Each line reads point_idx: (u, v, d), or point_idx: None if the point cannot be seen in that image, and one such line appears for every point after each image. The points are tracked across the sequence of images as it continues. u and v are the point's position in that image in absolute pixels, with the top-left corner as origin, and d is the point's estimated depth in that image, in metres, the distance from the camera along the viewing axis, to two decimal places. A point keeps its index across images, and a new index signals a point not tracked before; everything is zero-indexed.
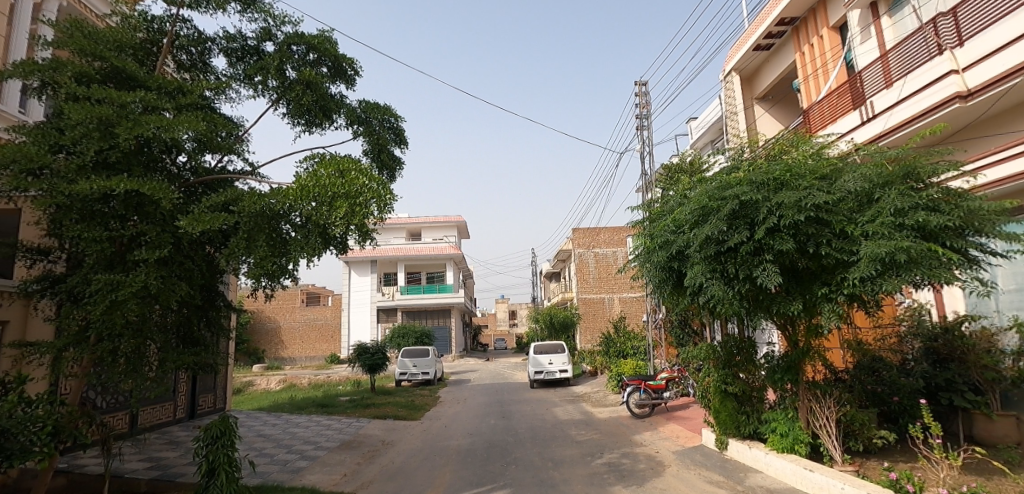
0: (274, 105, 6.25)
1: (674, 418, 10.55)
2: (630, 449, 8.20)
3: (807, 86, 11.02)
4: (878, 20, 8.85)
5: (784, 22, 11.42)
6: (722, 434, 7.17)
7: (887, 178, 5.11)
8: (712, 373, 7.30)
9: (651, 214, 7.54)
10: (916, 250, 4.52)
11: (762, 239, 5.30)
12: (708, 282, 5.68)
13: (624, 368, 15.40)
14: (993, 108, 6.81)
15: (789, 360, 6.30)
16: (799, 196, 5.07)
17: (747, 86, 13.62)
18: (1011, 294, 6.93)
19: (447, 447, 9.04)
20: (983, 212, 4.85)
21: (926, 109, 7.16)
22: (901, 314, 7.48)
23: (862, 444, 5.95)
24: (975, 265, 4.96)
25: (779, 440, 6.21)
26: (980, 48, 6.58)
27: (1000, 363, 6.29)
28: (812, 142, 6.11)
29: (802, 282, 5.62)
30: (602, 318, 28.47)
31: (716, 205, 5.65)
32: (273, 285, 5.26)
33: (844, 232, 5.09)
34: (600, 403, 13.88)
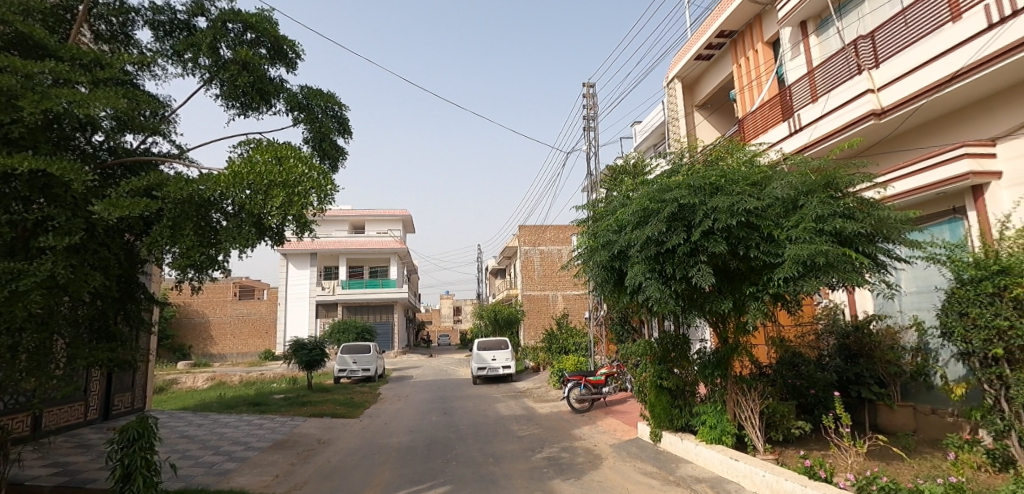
0: (204, 85, 5.89)
1: (612, 412, 10.89)
2: (569, 443, 8.36)
3: (742, 96, 11.62)
4: (807, 38, 9.47)
5: (724, 35, 11.97)
6: (656, 426, 7.46)
7: (810, 186, 5.47)
8: (648, 368, 7.56)
9: (596, 213, 7.72)
10: (833, 254, 4.87)
11: (698, 241, 5.54)
12: (646, 282, 5.88)
13: (566, 364, 15.68)
14: (902, 126, 7.45)
15: (719, 356, 6.64)
16: (732, 201, 5.34)
17: (688, 94, 14.19)
18: (913, 295, 7.62)
19: (387, 445, 8.86)
20: (891, 220, 5.32)
21: (846, 124, 7.73)
22: (819, 314, 8.05)
23: (781, 434, 6.37)
24: (883, 269, 5.41)
25: (708, 431, 6.53)
26: (893, 70, 7.18)
27: (901, 358, 6.92)
28: (746, 150, 6.44)
29: (732, 282, 5.93)
30: (546, 315, 28.86)
31: (656, 207, 5.85)
32: (201, 276, 4.98)
33: (771, 236, 5.43)
34: (542, 398, 14.08)
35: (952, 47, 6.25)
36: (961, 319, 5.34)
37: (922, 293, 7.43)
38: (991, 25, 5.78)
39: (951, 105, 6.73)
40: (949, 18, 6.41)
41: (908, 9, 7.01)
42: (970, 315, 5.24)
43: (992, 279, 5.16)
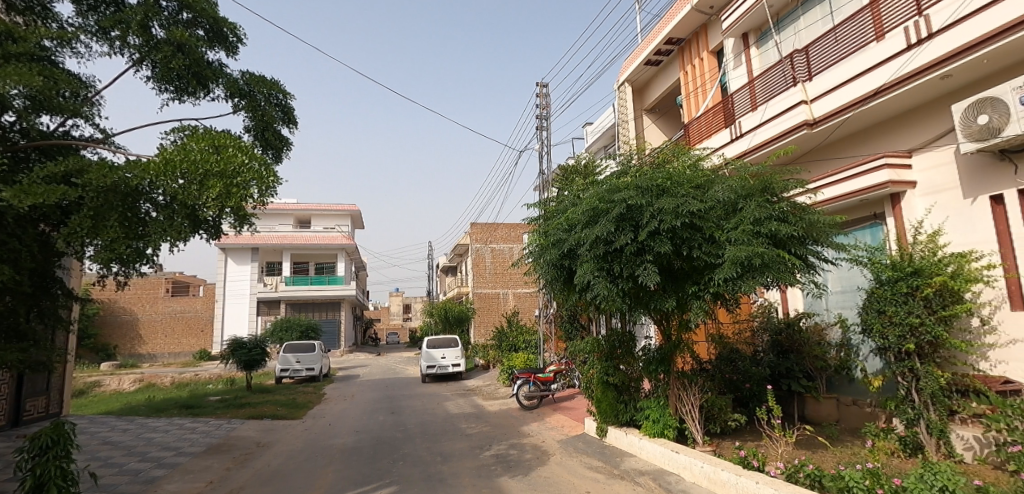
0: (134, 66, 5.50)
1: (560, 409, 11.04)
2: (517, 440, 8.42)
3: (688, 102, 12.07)
4: (748, 49, 9.93)
5: (673, 42, 12.36)
6: (602, 422, 7.63)
7: (749, 190, 5.74)
8: (595, 365, 7.72)
9: (547, 212, 7.80)
10: (768, 255, 5.13)
11: (644, 241, 5.70)
12: (595, 280, 6.00)
13: (516, 362, 15.76)
14: (831, 136, 7.96)
15: (663, 353, 6.81)
16: (677, 203, 5.52)
17: (637, 97, 14.57)
18: (838, 295, 8.14)
19: (330, 446, 8.61)
20: (820, 224, 5.67)
21: (781, 132, 8.18)
22: (755, 311, 8.48)
23: (719, 426, 6.70)
24: (813, 270, 5.76)
25: (652, 425, 6.74)
26: (824, 83, 7.65)
27: (827, 353, 7.40)
28: (691, 154, 6.68)
29: (676, 281, 6.14)
30: (496, 313, 28.88)
31: (605, 207, 5.96)
32: (127, 271, 4.65)
33: (712, 237, 5.66)
34: (491, 396, 14.10)
35: (876, 65, 6.73)
36: (879, 316, 5.78)
37: (846, 292, 7.97)
38: (909, 46, 6.26)
39: (873, 118, 7.25)
40: (874, 37, 6.90)
41: (839, 27, 7.49)
42: (887, 312, 5.66)
43: (906, 280, 5.61)
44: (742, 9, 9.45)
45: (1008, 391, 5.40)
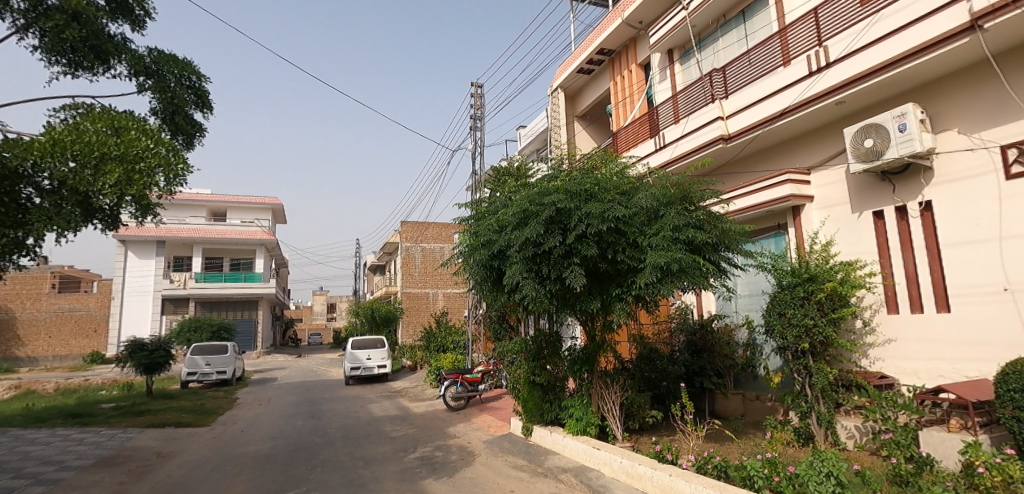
0: (17, 33, 4.89)
1: (487, 409, 11.08)
2: (443, 442, 8.35)
3: (617, 111, 12.55)
4: (672, 65, 10.50)
5: (603, 53, 12.79)
6: (528, 421, 7.74)
7: (669, 198, 6.06)
8: (522, 365, 7.81)
9: (478, 213, 7.81)
10: (685, 261, 5.45)
11: (572, 244, 5.86)
12: (523, 281, 6.09)
13: (443, 362, 15.62)
14: (743, 151, 8.59)
15: (587, 352, 7.07)
16: (604, 208, 5.71)
17: (570, 103, 14.94)
18: (746, 298, 8.77)
19: (242, 454, 8.08)
20: (732, 233, 6.10)
21: (700, 145, 8.72)
22: (673, 313, 8.95)
23: (637, 423, 7.05)
24: (724, 275, 6.17)
25: (575, 424, 6.92)
26: (738, 101, 8.23)
27: (735, 352, 7.96)
28: (617, 162, 6.93)
29: (601, 284, 6.35)
30: (425, 313, 28.48)
31: (536, 210, 6.07)
32: (2, 263, 4.11)
33: (635, 242, 5.91)
34: (418, 398, 13.88)
35: (783, 88, 7.34)
36: (780, 318, 6.30)
37: (752, 296, 8.61)
38: (811, 73, 6.89)
39: (779, 137, 7.91)
40: (782, 62, 7.52)
41: (752, 51, 8.09)
42: (787, 314, 6.20)
43: (802, 285, 6.19)
44: (668, 26, 9.97)
45: (883, 385, 6.09)
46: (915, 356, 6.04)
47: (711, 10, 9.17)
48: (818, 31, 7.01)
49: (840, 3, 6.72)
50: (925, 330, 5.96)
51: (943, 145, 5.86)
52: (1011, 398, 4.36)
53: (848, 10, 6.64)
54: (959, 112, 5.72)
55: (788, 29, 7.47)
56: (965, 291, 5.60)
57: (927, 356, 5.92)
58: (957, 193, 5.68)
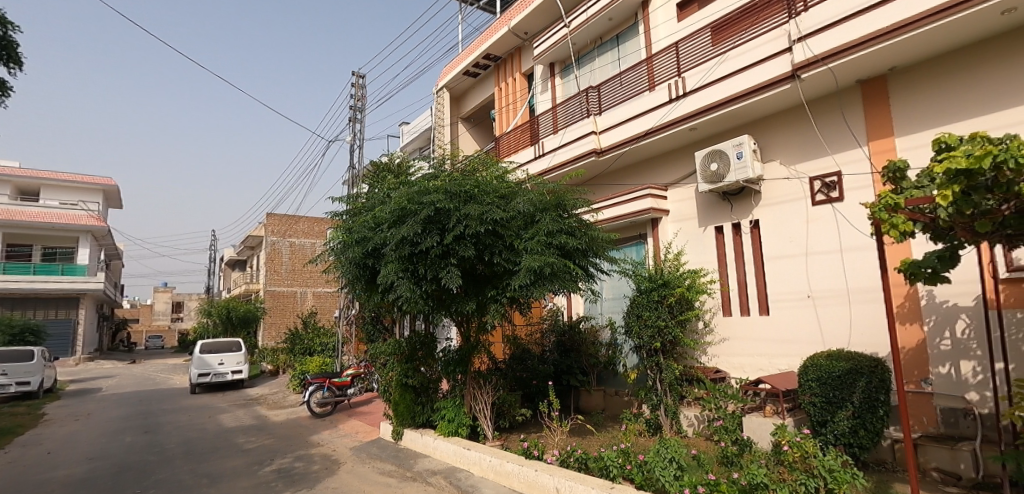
0: None
1: (356, 414, 10.58)
2: (304, 451, 7.80)
3: (500, 116, 12.83)
4: (553, 78, 11.00)
5: (489, 58, 12.98)
6: (399, 425, 7.55)
7: (545, 204, 6.33)
8: (395, 367, 7.59)
9: (354, 208, 7.47)
10: (556, 265, 5.72)
11: (449, 244, 5.84)
12: (398, 281, 5.93)
13: (309, 366, 14.62)
14: (612, 166, 9.27)
15: (462, 354, 7.09)
16: (482, 210, 5.78)
17: (455, 104, 14.93)
18: (610, 301, 9.43)
19: (47, 481, 6.76)
20: (600, 240, 6.56)
21: (575, 156, 9.24)
22: (545, 315, 9.34)
23: (508, 421, 7.24)
24: (591, 279, 6.60)
25: (446, 425, 6.88)
26: (610, 119, 8.88)
27: (598, 351, 8.54)
28: (498, 166, 7.06)
29: (477, 285, 6.42)
30: (291, 314, 26.42)
31: (414, 208, 5.96)
32: None
33: (512, 245, 6.06)
34: (277, 405, 12.79)
35: (648, 110, 8.06)
36: (638, 319, 6.92)
37: (615, 299, 9.29)
38: (671, 100, 7.66)
39: (643, 155, 8.66)
40: (647, 87, 8.28)
41: (623, 73, 8.79)
42: (643, 316, 6.84)
43: (657, 290, 6.89)
44: (550, 41, 10.41)
45: (718, 378, 6.97)
46: (742, 353, 7.00)
47: (590, 31, 9.77)
48: (678, 63, 7.83)
49: (697, 42, 7.59)
50: (750, 330, 6.92)
51: (770, 173, 6.87)
52: (809, 386, 5.25)
53: (703, 48, 7.52)
54: (783, 146, 6.76)
55: (654, 58, 8.24)
56: (781, 297, 6.62)
57: (751, 353, 6.89)
58: (778, 214, 6.72)
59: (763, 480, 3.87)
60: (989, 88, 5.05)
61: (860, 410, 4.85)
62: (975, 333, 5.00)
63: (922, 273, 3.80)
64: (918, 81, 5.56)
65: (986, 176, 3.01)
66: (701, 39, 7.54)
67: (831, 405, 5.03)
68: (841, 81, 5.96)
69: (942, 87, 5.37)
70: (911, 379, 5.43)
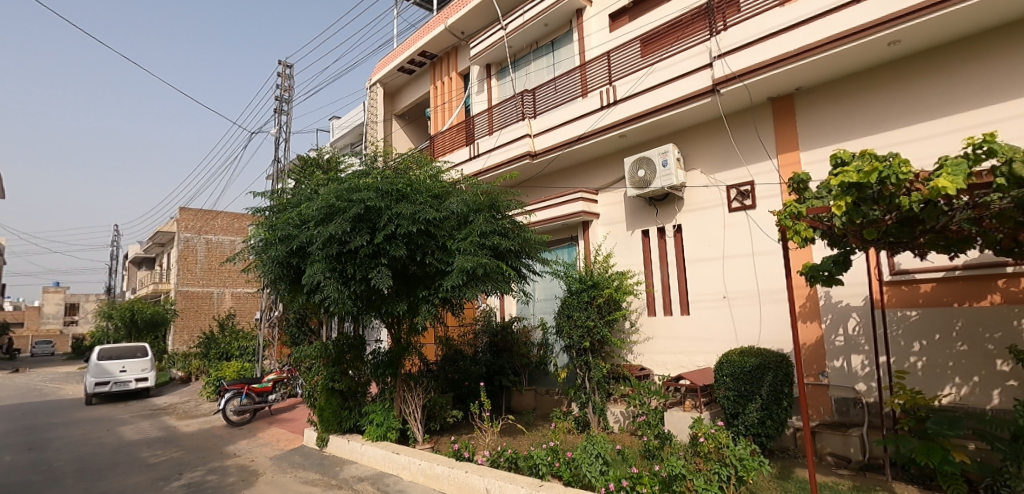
0: None
1: (277, 421, 10.04)
2: (219, 463, 7.29)
3: (435, 115, 12.68)
4: (489, 79, 11.02)
5: (425, 56, 12.79)
6: (324, 431, 7.25)
7: (478, 205, 6.33)
8: (320, 371, 7.27)
9: (278, 204, 7.10)
10: (489, 266, 5.73)
11: (380, 244, 5.69)
12: (325, 281, 5.70)
13: (225, 372, 13.68)
14: (545, 169, 9.42)
15: (392, 356, 6.92)
16: (414, 209, 5.68)
17: (388, 100, 14.57)
18: (542, 302, 9.58)
19: None
20: (532, 242, 6.66)
21: (509, 158, 9.31)
22: (478, 315, 9.32)
23: (439, 423, 7.16)
24: (523, 280, 6.67)
25: (375, 430, 6.69)
26: (544, 122, 9.02)
27: (530, 351, 8.64)
28: (432, 165, 6.97)
29: (409, 286, 6.31)
30: (206, 316, 24.62)
31: (342, 206, 5.75)
32: None
33: (444, 245, 6.00)
34: (188, 415, 11.87)
35: (580, 116, 8.28)
36: (568, 320, 7.09)
37: (547, 300, 9.45)
38: (602, 107, 7.92)
39: (575, 159, 8.88)
40: (580, 94, 8.51)
41: (558, 79, 8.98)
42: (573, 317, 7.02)
43: (587, 291, 7.09)
44: (487, 42, 10.42)
45: (642, 375, 7.27)
46: (665, 351, 7.36)
47: (526, 35, 9.88)
48: (609, 72, 8.11)
49: (627, 52, 7.90)
50: (673, 329, 7.29)
51: (691, 180, 7.28)
52: (723, 381, 5.61)
53: (632, 59, 7.83)
54: (704, 156, 7.18)
55: (587, 66, 8.48)
56: (700, 298, 7.03)
57: (673, 351, 7.26)
58: (699, 219, 7.13)
59: (681, 471, 4.06)
60: (879, 110, 5.64)
61: (767, 402, 5.25)
62: (863, 330, 5.57)
63: (820, 276, 4.18)
64: (819, 101, 6.12)
65: (873, 189, 3.34)
66: (631, 50, 7.86)
67: (742, 398, 5.40)
68: (754, 98, 6.43)
69: (839, 107, 5.94)
70: (811, 372, 5.94)
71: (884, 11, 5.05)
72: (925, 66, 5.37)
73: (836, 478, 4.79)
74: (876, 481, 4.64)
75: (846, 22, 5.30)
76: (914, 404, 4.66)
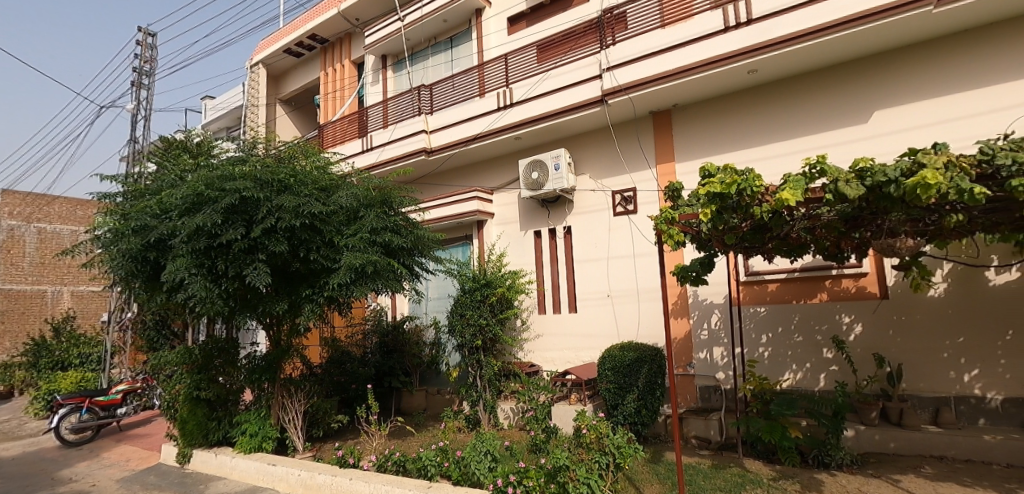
0: None
1: (127, 438, 8.81)
2: (48, 491, 6.21)
3: (325, 103, 11.99)
4: (385, 70, 10.65)
5: (315, 39, 12.00)
6: (186, 446, 6.48)
7: (369, 200, 6.08)
8: (183, 379, 6.51)
9: (133, 190, 6.23)
10: (379, 264, 5.52)
11: (257, 238, 5.23)
12: (189, 279, 5.10)
13: (61, 384, 11.70)
14: (441, 166, 9.31)
15: (269, 360, 6.39)
16: (298, 202, 5.31)
17: (272, 83, 13.46)
18: (435, 301, 9.46)
19: None
20: (426, 240, 6.54)
21: (404, 154, 9.06)
22: (368, 315, 8.94)
23: (322, 430, 6.77)
24: (416, 278, 6.52)
25: (248, 440, 6.13)
26: (441, 119, 8.92)
27: (421, 351, 8.48)
28: (320, 156, 6.56)
29: (290, 284, 5.89)
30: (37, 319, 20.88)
31: (213, 195, 5.20)
32: None
33: (332, 241, 5.68)
34: (8, 437, 9.98)
35: (478, 115, 8.30)
36: (461, 319, 7.09)
37: (440, 299, 9.35)
38: (499, 108, 8.02)
39: (471, 158, 8.89)
40: (478, 93, 8.54)
41: (455, 77, 8.93)
42: (466, 315, 7.04)
43: (480, 290, 7.14)
44: (383, 31, 10.06)
45: (532, 372, 7.48)
46: (553, 347, 7.64)
47: (424, 29, 9.69)
48: (506, 74, 8.23)
49: (523, 56, 8.08)
50: (562, 327, 7.59)
51: (581, 184, 7.64)
52: (605, 374, 5.95)
53: (529, 64, 8.03)
54: (592, 162, 7.57)
55: (485, 66, 8.54)
56: (586, 296, 7.41)
57: (561, 347, 7.57)
58: (587, 222, 7.51)
59: (565, 463, 4.17)
60: (741, 128, 6.36)
61: (643, 392, 5.68)
62: (724, 324, 6.24)
63: (689, 276, 4.60)
64: (692, 118, 6.75)
65: (733, 199, 3.75)
66: (527, 55, 8.05)
67: (621, 389, 5.77)
68: (637, 110, 6.92)
69: (709, 125, 6.60)
70: (681, 363, 6.52)
71: (746, 42, 5.71)
72: (776, 94, 6.16)
73: (699, 458, 5.31)
74: (731, 458, 5.22)
75: (715, 49, 5.91)
76: (762, 389, 5.31)
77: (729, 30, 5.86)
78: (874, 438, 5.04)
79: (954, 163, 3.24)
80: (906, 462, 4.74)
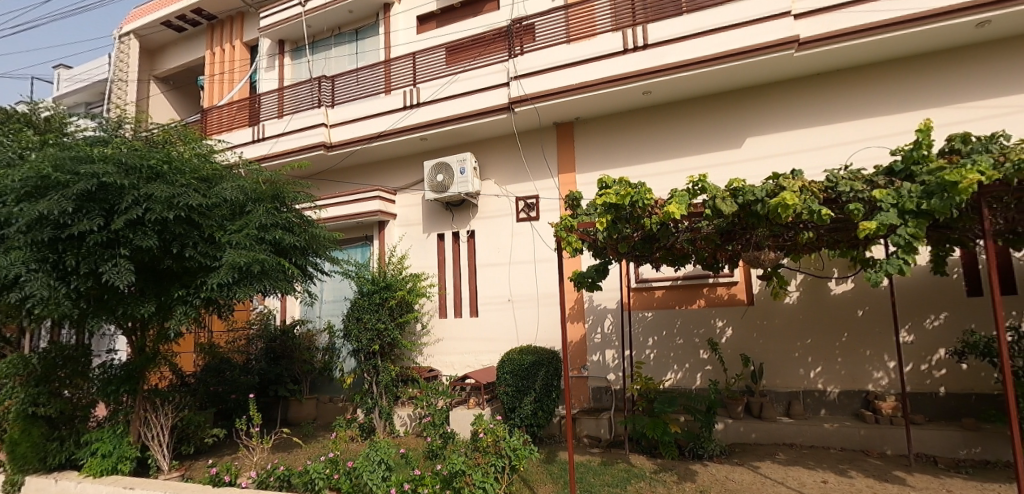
0: None
1: None
2: None
3: (211, 86, 10.93)
4: (282, 56, 9.95)
5: (200, 14, 10.89)
6: (14, 473, 5.50)
7: (258, 194, 5.64)
8: (15, 393, 5.52)
9: None
10: (267, 263, 5.11)
11: (119, 230, 4.60)
12: (27, 275, 4.34)
13: None
14: (341, 163, 8.87)
15: (131, 369, 5.65)
16: (172, 192, 4.75)
17: (145, 58, 12.01)
18: (330, 303, 8.96)
19: None
20: (321, 239, 6.18)
21: (301, 147, 8.51)
22: (253, 319, 8.23)
23: (193, 446, 6.10)
24: (308, 280, 6.12)
25: (98, 462, 5.34)
26: (342, 114, 8.50)
27: (313, 357, 7.97)
28: (202, 143, 5.95)
29: (159, 283, 5.24)
30: None
31: (63, 179, 4.49)
32: None
33: (212, 237, 5.15)
34: None
35: (382, 111, 8.04)
36: (357, 323, 6.79)
37: (335, 302, 8.88)
38: (405, 107, 7.82)
39: (374, 157, 8.58)
40: (383, 90, 8.29)
41: (360, 70, 8.58)
42: (363, 319, 6.77)
43: (378, 293, 6.91)
44: (281, 15, 9.40)
45: (431, 377, 7.37)
46: (453, 352, 7.59)
47: (327, 17, 9.21)
48: (414, 73, 8.07)
49: (432, 57, 7.99)
50: (462, 331, 7.57)
51: (485, 189, 7.70)
52: (504, 378, 6.02)
53: (437, 65, 7.95)
54: (497, 168, 7.66)
55: (391, 62, 8.31)
56: (487, 301, 7.46)
57: (461, 351, 7.54)
58: (490, 226, 7.58)
59: (461, 468, 4.17)
60: (636, 144, 6.80)
61: (539, 394, 5.84)
62: (615, 328, 6.61)
63: (585, 282, 4.81)
64: (593, 131, 7.09)
65: (626, 210, 4.00)
66: (436, 56, 7.98)
67: (519, 392, 5.87)
68: (542, 120, 7.13)
69: (608, 139, 6.98)
70: (576, 366, 6.79)
71: (643, 65, 6.12)
72: (667, 115, 6.68)
73: (589, 456, 5.55)
74: (618, 454, 5.53)
75: (615, 68, 6.27)
76: (648, 388, 5.68)
77: (628, 52, 6.26)
78: (739, 430, 5.62)
79: (807, 188, 3.72)
80: (764, 450, 5.33)
